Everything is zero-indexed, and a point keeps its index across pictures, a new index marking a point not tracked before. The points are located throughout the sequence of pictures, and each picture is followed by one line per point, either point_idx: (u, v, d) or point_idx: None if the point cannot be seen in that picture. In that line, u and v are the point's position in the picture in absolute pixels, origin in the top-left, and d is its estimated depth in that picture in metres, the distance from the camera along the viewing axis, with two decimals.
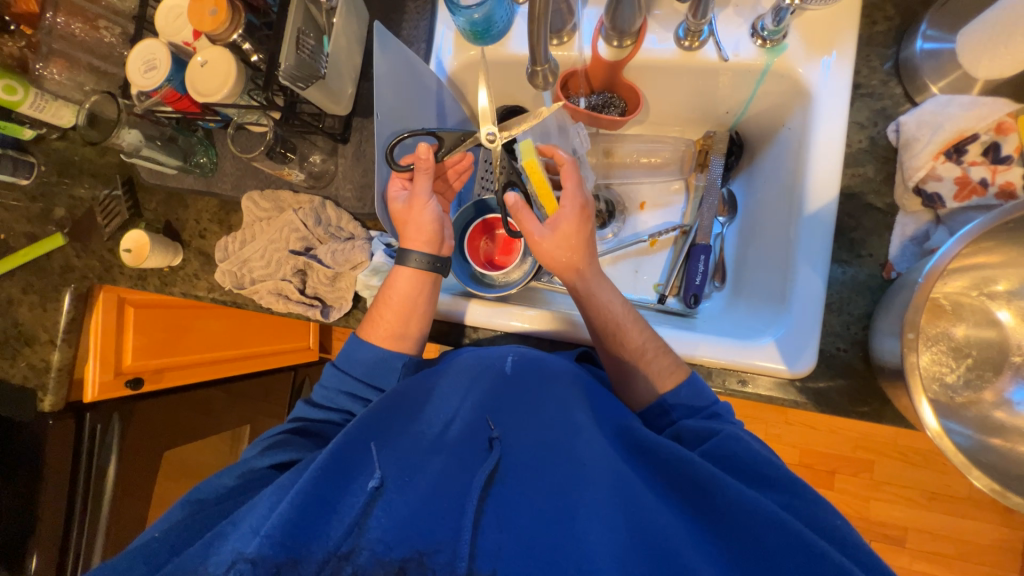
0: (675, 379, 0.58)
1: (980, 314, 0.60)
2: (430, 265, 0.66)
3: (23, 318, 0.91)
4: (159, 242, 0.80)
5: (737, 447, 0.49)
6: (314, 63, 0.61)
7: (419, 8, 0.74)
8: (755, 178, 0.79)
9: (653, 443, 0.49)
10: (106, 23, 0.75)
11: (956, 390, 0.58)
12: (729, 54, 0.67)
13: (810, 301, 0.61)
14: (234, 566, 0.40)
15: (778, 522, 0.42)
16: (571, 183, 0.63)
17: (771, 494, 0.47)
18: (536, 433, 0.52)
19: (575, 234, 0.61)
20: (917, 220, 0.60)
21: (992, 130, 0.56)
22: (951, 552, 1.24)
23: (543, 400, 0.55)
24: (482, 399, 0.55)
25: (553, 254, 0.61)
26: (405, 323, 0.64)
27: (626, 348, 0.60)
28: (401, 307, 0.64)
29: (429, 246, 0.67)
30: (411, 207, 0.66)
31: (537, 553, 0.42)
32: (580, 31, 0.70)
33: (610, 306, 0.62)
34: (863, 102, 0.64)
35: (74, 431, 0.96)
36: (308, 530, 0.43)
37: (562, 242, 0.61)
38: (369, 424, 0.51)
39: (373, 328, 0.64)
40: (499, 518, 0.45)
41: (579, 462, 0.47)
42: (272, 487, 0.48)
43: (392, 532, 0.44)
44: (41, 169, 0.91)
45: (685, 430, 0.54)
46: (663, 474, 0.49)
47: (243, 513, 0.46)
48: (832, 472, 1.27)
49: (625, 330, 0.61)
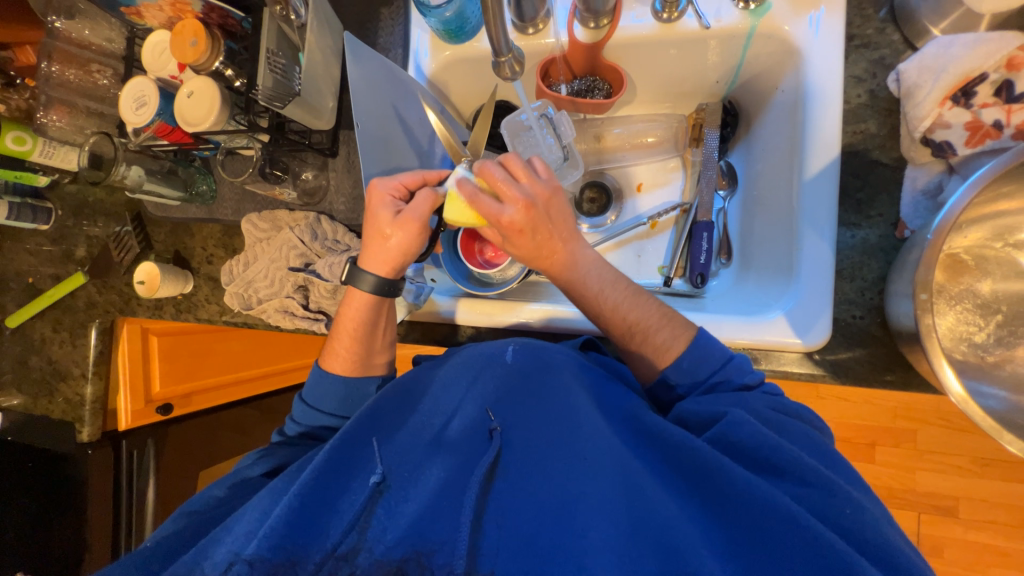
0: (682, 345, 0.56)
1: (1008, 266, 0.55)
2: (384, 290, 0.62)
3: (56, 355, 0.96)
4: (169, 271, 0.83)
5: (743, 433, 0.47)
6: (288, 81, 0.62)
7: (393, 13, 0.74)
8: (753, 147, 0.75)
9: (660, 427, 0.48)
10: (99, 66, 0.78)
11: (987, 349, 0.54)
12: (711, 20, 0.64)
13: (820, 269, 0.58)
14: (230, 568, 0.42)
15: (785, 513, 0.40)
16: (504, 191, 0.54)
17: (784, 485, 0.44)
18: (537, 425, 0.52)
19: (525, 242, 0.57)
20: (928, 172, 0.56)
21: (1002, 67, 0.51)
22: (1007, 520, 1.17)
23: (543, 390, 0.54)
24: (483, 393, 0.55)
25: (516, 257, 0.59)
26: (358, 348, 0.64)
27: (617, 334, 0.59)
28: (354, 334, 0.64)
29: (389, 272, 0.62)
30: (403, 225, 0.59)
31: (535, 545, 0.44)
32: (554, 15, 0.69)
33: (593, 286, 0.59)
34: (859, 54, 0.60)
35: (113, 459, 1.00)
36: (307, 532, 0.45)
37: (519, 249, 0.58)
38: (366, 420, 0.52)
39: (333, 359, 0.65)
40: (499, 515, 0.47)
41: (579, 456, 0.47)
42: (263, 494, 0.49)
43: (393, 533, 0.46)
44: (58, 213, 0.95)
45: (691, 413, 0.52)
46: (669, 458, 0.47)
47: (235, 519, 0.48)
48: (872, 445, 1.22)
49: (611, 316, 0.59)
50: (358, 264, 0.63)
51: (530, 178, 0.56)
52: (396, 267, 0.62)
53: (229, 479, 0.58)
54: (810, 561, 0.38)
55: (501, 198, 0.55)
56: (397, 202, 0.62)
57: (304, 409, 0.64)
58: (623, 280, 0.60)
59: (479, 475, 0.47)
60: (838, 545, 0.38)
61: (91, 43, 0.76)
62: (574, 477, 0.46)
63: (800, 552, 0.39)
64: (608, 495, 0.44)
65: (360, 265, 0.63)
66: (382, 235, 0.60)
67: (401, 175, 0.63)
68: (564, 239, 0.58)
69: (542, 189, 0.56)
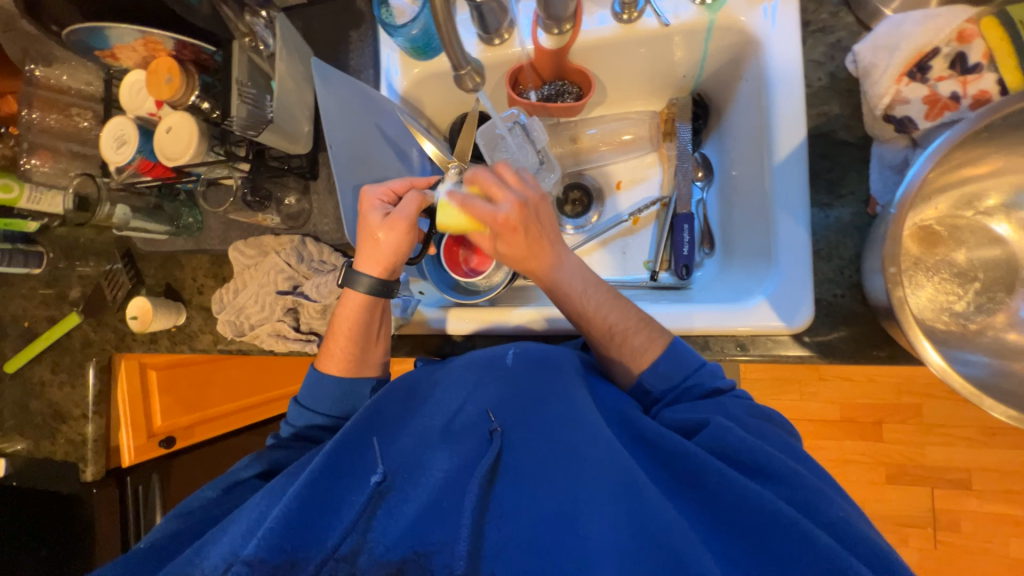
0: (656, 350, 0.57)
1: (981, 234, 0.56)
2: (379, 291, 0.63)
3: (56, 397, 0.96)
4: (161, 304, 0.84)
5: (730, 438, 0.47)
6: (260, 110, 0.64)
7: (362, 35, 0.76)
8: (725, 137, 0.76)
9: (654, 431, 0.49)
10: (78, 110, 0.80)
11: (968, 317, 0.54)
12: (670, 17, 0.66)
13: (796, 251, 0.59)
14: (229, 569, 0.43)
15: (777, 517, 0.41)
16: (497, 196, 0.56)
17: (773, 487, 0.44)
18: (538, 426, 0.52)
19: (514, 245, 0.56)
20: (893, 147, 0.56)
21: (953, 40, 0.52)
22: (1021, 487, 1.17)
23: (545, 394, 0.54)
24: (485, 394, 0.55)
25: (505, 260, 0.59)
26: (355, 350, 0.64)
27: (595, 336, 0.60)
28: (351, 334, 0.64)
29: (384, 272, 0.63)
30: (392, 226, 0.60)
31: (536, 543, 0.45)
32: (518, 25, 0.71)
33: (580, 294, 0.59)
34: (816, 39, 0.61)
35: (118, 498, 0.99)
36: (303, 535, 0.46)
37: (508, 252, 0.58)
38: (366, 420, 0.52)
39: (329, 360, 0.65)
40: (500, 515, 0.48)
41: (582, 457, 0.48)
42: (261, 495, 0.49)
43: (393, 535, 0.47)
44: (50, 256, 0.97)
45: (672, 421, 0.53)
46: (665, 461, 0.48)
47: (233, 520, 0.48)
48: (878, 422, 1.22)
49: (592, 317, 0.59)
50: (352, 267, 0.63)
51: (520, 184, 0.57)
52: (391, 269, 0.63)
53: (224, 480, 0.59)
54: (808, 562, 0.38)
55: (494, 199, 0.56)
56: (386, 207, 0.63)
57: (300, 428, 0.65)
58: (604, 284, 0.61)
59: (480, 476, 0.47)
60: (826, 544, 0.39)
61: (71, 88, 0.79)
62: (575, 479, 0.47)
63: (793, 553, 0.39)
64: (609, 498, 0.45)
65: (355, 266, 0.63)
66: (374, 238, 0.61)
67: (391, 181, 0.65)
68: (551, 243, 0.58)
69: (532, 193, 0.57)
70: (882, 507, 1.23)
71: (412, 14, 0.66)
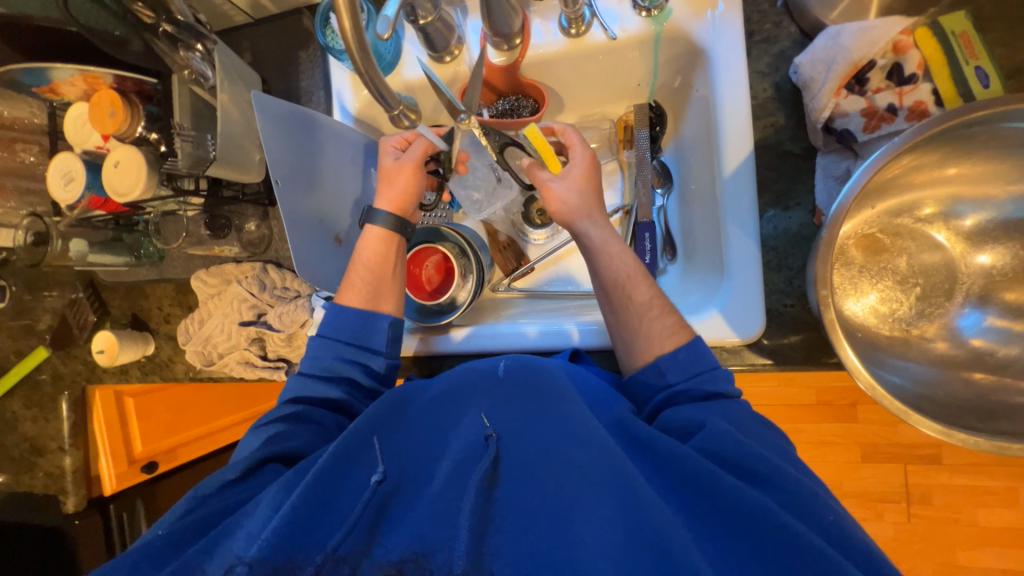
0: (680, 338, 0.59)
1: (924, 240, 0.57)
2: (398, 227, 0.69)
3: (30, 431, 0.96)
4: (127, 337, 0.83)
5: (724, 442, 0.49)
6: (203, 149, 0.64)
7: (311, 56, 0.75)
8: (682, 145, 0.76)
9: (649, 434, 0.51)
10: (24, 144, 0.78)
11: (911, 322, 0.56)
12: (616, 30, 0.65)
13: (747, 265, 0.59)
14: (232, 569, 0.44)
15: (770, 520, 0.43)
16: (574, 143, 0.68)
17: (769, 491, 0.47)
18: (535, 433, 0.54)
19: (585, 178, 0.66)
20: (836, 159, 0.57)
21: (889, 52, 0.53)
22: (988, 461, 1.21)
23: (540, 402, 0.57)
24: (480, 404, 0.57)
25: (565, 198, 0.65)
26: (374, 284, 0.67)
27: (632, 303, 0.62)
28: (370, 266, 0.67)
29: (398, 210, 0.69)
30: (403, 167, 0.68)
31: (532, 546, 0.47)
32: (466, 40, 0.70)
33: (620, 258, 0.63)
34: (760, 49, 0.61)
35: (101, 524, 1.00)
36: (300, 542, 0.47)
37: (575, 186, 0.66)
38: (365, 428, 0.55)
39: (349, 293, 0.66)
40: (497, 517, 0.49)
41: (577, 464, 0.50)
42: (274, 487, 0.51)
43: (394, 538, 0.49)
44: (12, 290, 0.95)
45: (672, 421, 0.54)
46: (660, 465, 0.50)
47: (247, 513, 0.50)
48: (853, 405, 1.25)
49: (629, 282, 0.62)
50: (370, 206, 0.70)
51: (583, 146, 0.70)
52: (406, 208, 0.69)
53: (242, 462, 0.56)
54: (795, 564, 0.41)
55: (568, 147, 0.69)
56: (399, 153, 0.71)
57: None
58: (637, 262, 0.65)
59: (478, 479, 0.49)
60: (812, 541, 0.41)
61: (14, 122, 0.77)
62: (571, 484, 0.49)
63: (782, 553, 0.42)
64: (605, 503, 0.47)
65: (374, 207, 0.69)
66: (390, 177, 0.68)
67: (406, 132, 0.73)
68: (599, 201, 0.66)
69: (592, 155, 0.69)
70: (856, 485, 1.28)
71: None
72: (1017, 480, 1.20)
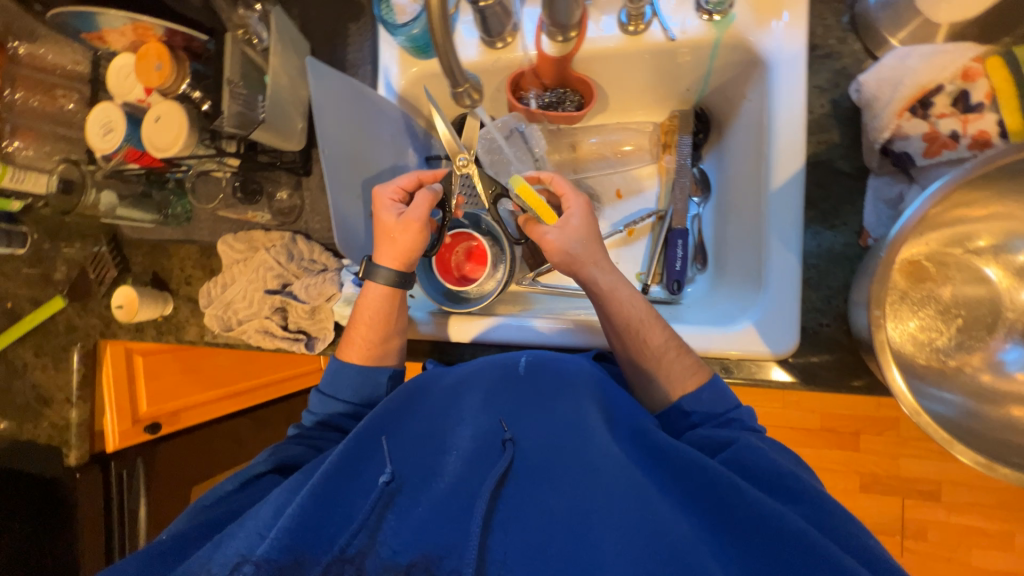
0: (698, 380, 0.58)
1: (968, 272, 0.57)
2: (400, 282, 0.66)
3: (39, 380, 0.96)
4: (148, 294, 0.83)
5: (756, 458, 0.50)
6: (252, 112, 0.63)
7: (361, 29, 0.74)
8: (725, 154, 0.76)
9: (667, 443, 0.51)
10: (64, 91, 0.77)
11: (949, 353, 0.55)
12: (676, 32, 0.64)
13: (787, 279, 0.59)
14: (238, 569, 0.44)
15: (801, 536, 0.42)
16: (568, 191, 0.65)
17: (798, 508, 0.46)
18: (551, 436, 0.55)
19: (585, 229, 0.63)
20: (889, 182, 0.57)
21: (958, 78, 0.52)
22: (988, 502, 1.20)
23: (557, 404, 0.57)
24: (497, 403, 0.58)
25: (566, 250, 0.62)
26: (377, 337, 0.66)
27: (648, 348, 0.60)
28: (372, 322, 0.66)
29: (403, 266, 0.66)
30: (406, 226, 0.64)
31: (545, 551, 0.47)
32: (521, 29, 0.69)
33: (632, 304, 0.61)
34: (822, 64, 0.61)
35: (103, 481, 0.99)
36: (312, 539, 0.48)
37: (575, 238, 0.63)
38: (378, 423, 0.56)
39: (351, 348, 0.67)
40: (508, 520, 0.49)
41: (594, 467, 0.50)
42: (279, 490, 0.52)
43: (403, 537, 0.49)
44: (33, 237, 0.95)
45: (699, 438, 0.55)
46: (678, 475, 0.50)
47: (250, 515, 0.50)
48: (856, 433, 1.25)
49: (640, 329, 0.60)
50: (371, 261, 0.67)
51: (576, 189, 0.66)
52: (409, 263, 0.67)
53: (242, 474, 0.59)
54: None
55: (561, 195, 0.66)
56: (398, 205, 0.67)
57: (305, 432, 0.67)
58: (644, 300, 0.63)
59: (490, 483, 0.49)
60: (839, 557, 0.40)
61: (56, 67, 0.76)
62: (586, 489, 0.49)
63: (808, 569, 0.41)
64: (624, 511, 0.47)
65: (375, 261, 0.67)
66: (390, 236, 0.65)
67: (399, 178, 0.68)
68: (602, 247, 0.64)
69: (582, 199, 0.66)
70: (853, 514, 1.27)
71: (413, 13, 0.65)
72: (1014, 524, 1.20)
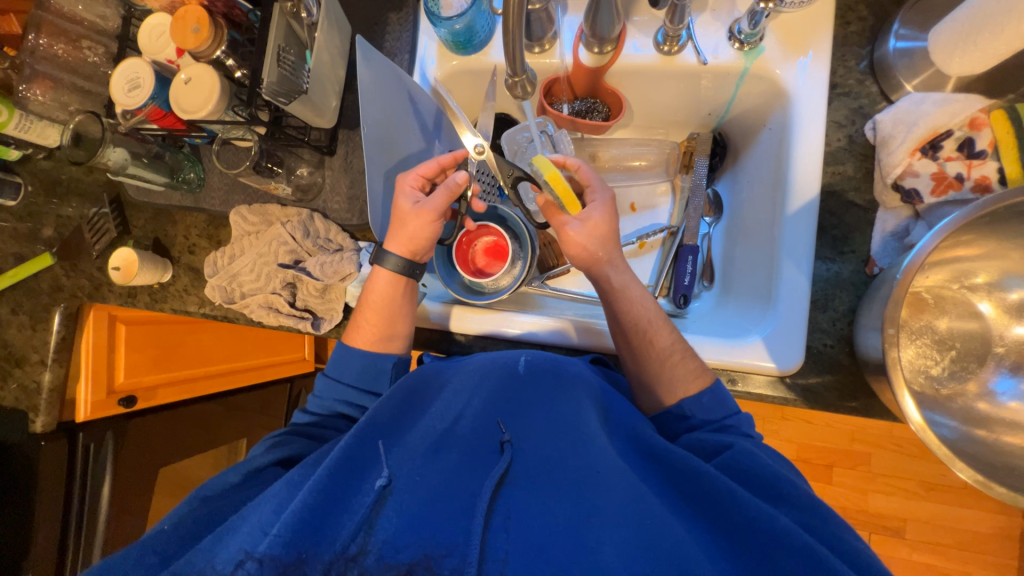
0: (699, 385, 0.60)
1: (962, 306, 0.61)
2: (407, 270, 0.67)
3: (13, 339, 0.91)
4: (148, 258, 0.80)
5: (752, 463, 0.50)
6: (295, 78, 0.63)
7: (402, 19, 0.75)
8: (740, 178, 0.79)
9: (664, 449, 0.52)
10: (89, 43, 0.76)
11: (942, 382, 0.59)
12: (708, 57, 0.68)
13: (797, 298, 0.61)
14: (241, 566, 0.42)
15: (799, 544, 0.42)
16: (593, 183, 0.67)
17: (793, 513, 0.47)
18: (550, 439, 0.54)
19: (605, 225, 0.64)
20: (896, 216, 0.61)
21: (965, 126, 0.57)
22: (951, 543, 1.24)
23: (556, 405, 0.57)
24: (496, 405, 0.58)
25: (585, 245, 0.64)
26: (382, 325, 0.67)
27: (654, 348, 0.62)
28: (379, 308, 0.67)
29: (409, 253, 0.67)
30: (421, 214, 0.65)
31: (548, 552, 0.44)
32: (560, 37, 0.71)
33: (642, 305, 0.64)
34: (840, 101, 0.65)
35: (66, 454, 0.93)
36: (315, 532, 0.45)
37: (594, 233, 0.64)
38: (378, 425, 0.54)
39: (358, 333, 0.67)
40: (508, 519, 0.47)
41: (593, 469, 0.49)
42: (281, 484, 0.49)
43: (400, 535, 0.46)
44: (28, 189, 0.91)
45: (697, 442, 0.55)
46: (675, 481, 0.51)
47: (253, 508, 0.48)
48: (830, 466, 1.28)
49: (648, 329, 0.62)
50: (381, 247, 0.68)
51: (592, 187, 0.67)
52: (416, 253, 0.68)
53: (246, 466, 0.56)
54: None
55: (586, 184, 0.68)
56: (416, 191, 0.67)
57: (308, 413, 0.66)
58: (652, 302, 0.66)
59: (491, 483, 0.48)
60: (829, 558, 0.41)
61: (83, 19, 0.74)
62: (587, 491, 0.48)
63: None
64: (623, 514, 0.46)
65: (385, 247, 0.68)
66: (401, 221, 0.66)
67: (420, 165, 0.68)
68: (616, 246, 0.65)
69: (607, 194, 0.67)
70: None
71: (459, 8, 0.65)
72: (972, 565, 1.24)
